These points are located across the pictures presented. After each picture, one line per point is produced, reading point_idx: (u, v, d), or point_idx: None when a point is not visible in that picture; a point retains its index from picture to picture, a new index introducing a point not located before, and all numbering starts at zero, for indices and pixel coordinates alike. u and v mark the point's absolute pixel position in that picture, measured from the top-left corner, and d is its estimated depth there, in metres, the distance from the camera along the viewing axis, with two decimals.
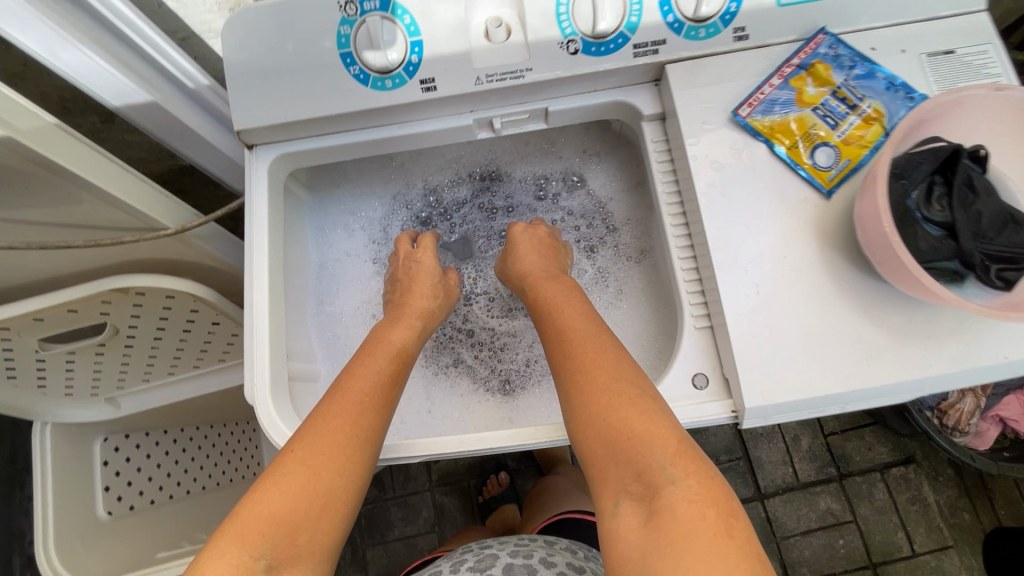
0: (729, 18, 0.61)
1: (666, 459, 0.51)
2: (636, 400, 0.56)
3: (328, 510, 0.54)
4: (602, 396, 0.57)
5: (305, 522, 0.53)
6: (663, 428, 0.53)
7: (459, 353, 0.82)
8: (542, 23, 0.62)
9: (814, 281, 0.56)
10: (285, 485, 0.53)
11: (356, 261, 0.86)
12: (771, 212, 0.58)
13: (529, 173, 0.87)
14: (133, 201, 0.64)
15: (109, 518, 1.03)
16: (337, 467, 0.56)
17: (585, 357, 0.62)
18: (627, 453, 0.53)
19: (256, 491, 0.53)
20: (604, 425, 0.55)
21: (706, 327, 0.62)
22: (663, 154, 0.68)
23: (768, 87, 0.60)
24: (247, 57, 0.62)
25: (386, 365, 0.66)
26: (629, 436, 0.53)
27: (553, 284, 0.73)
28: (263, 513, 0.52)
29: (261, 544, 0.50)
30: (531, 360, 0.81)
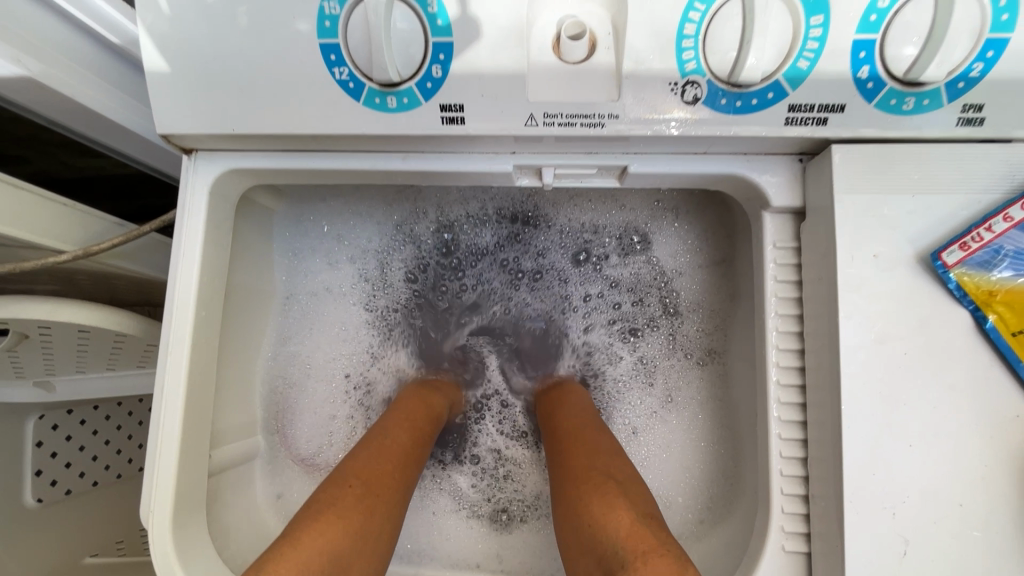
0: (961, 86, 0.36)
1: (618, 541, 0.39)
2: (605, 483, 0.45)
3: (375, 548, 0.45)
4: (575, 480, 0.47)
5: (355, 560, 0.43)
6: (622, 510, 0.42)
7: (448, 474, 0.63)
8: (649, 47, 0.38)
9: (1002, 558, 0.35)
10: (347, 517, 0.43)
11: (340, 302, 0.65)
12: (957, 431, 0.36)
13: (573, 222, 0.66)
14: (3, 223, 0.44)
15: (37, 507, 0.85)
16: (387, 511, 0.47)
17: (574, 441, 0.51)
18: (587, 541, 0.42)
19: (321, 515, 0.43)
20: (572, 512, 0.45)
21: (799, 551, 0.42)
22: (787, 268, 0.45)
23: (1003, 223, 0.36)
24: (180, 28, 0.40)
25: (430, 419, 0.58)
26: (589, 522, 0.42)
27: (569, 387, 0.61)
28: (326, 543, 0.41)
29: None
30: (539, 492, 0.62)
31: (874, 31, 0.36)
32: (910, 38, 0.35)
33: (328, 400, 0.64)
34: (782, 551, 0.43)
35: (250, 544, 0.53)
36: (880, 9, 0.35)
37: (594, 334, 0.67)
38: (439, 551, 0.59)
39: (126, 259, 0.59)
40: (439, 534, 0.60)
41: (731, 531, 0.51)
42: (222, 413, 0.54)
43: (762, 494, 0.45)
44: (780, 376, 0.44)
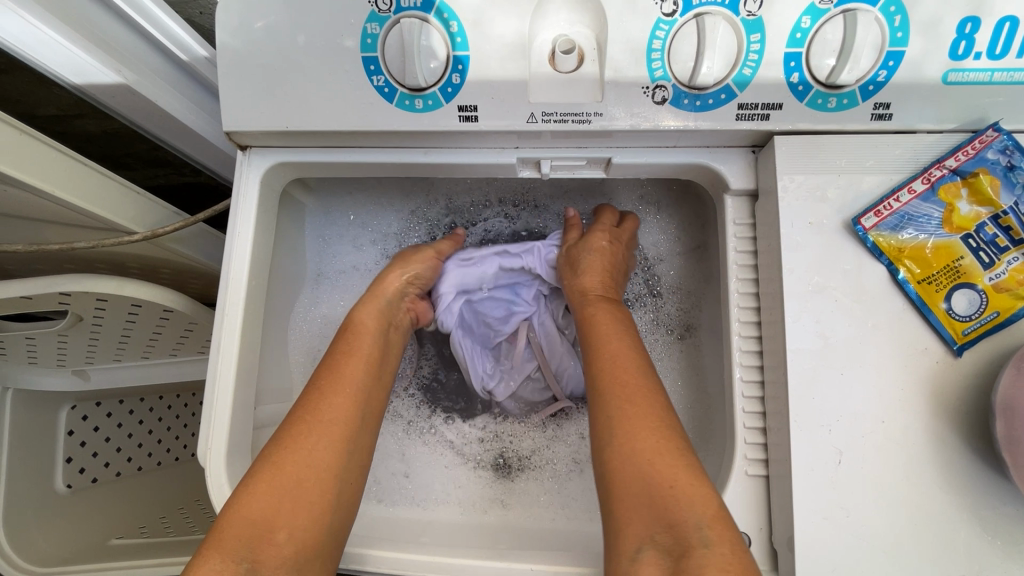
0: (872, 89, 0.46)
1: (701, 520, 0.43)
2: (674, 450, 0.47)
3: (303, 501, 0.48)
4: (650, 438, 0.48)
5: (280, 519, 0.47)
6: (699, 484, 0.45)
7: (450, 439, 0.72)
8: (625, 59, 0.48)
9: (920, 463, 0.44)
10: (257, 487, 0.48)
11: (365, 275, 0.74)
12: (879, 362, 0.45)
13: (569, 209, 0.75)
14: (95, 205, 0.55)
15: (66, 492, 0.88)
16: (302, 462, 0.50)
17: (619, 378, 0.53)
18: (663, 503, 0.45)
19: (237, 493, 0.48)
20: (643, 466, 0.47)
21: (760, 476, 0.50)
22: (745, 241, 0.54)
23: (907, 195, 0.46)
24: (247, 45, 0.50)
25: (361, 349, 0.59)
26: (670, 487, 0.45)
27: (608, 311, 0.60)
28: (242, 517, 0.46)
29: (240, 548, 0.45)
30: (540, 449, 0.71)
31: (799, 46, 0.46)
32: (827, 52, 0.45)
33: None
34: (747, 475, 0.50)
35: None
36: (803, 29, 0.45)
37: None
38: (449, 495, 0.65)
39: (177, 243, 0.67)
40: (450, 487, 0.66)
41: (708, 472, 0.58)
42: (264, 374, 0.62)
43: (730, 432, 0.53)
44: (741, 329, 0.53)
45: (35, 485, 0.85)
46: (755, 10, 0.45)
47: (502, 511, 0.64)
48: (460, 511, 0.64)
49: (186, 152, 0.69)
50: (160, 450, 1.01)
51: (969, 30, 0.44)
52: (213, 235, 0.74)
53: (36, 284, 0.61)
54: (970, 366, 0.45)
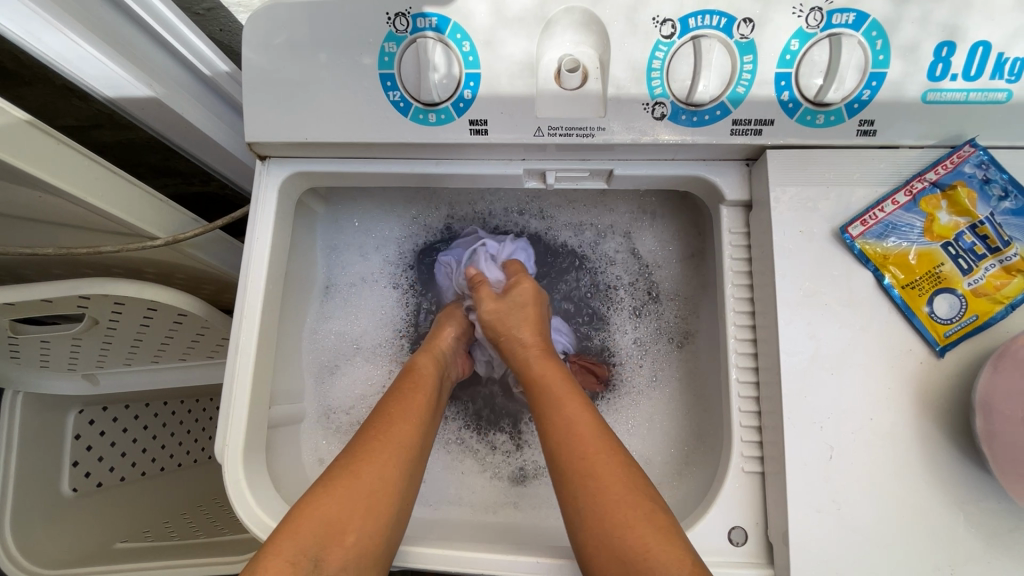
0: (857, 107, 0.49)
1: None
2: (647, 516, 0.47)
3: (373, 511, 0.50)
4: (616, 510, 0.48)
5: (350, 522, 0.48)
6: (670, 546, 0.45)
7: (470, 446, 0.73)
8: (627, 77, 0.51)
9: (906, 459, 0.46)
10: (332, 487, 0.49)
11: (374, 287, 0.77)
12: (867, 363, 0.48)
13: (572, 220, 0.78)
14: (122, 210, 0.57)
15: (72, 495, 0.88)
16: (378, 474, 0.51)
17: (572, 449, 0.53)
18: (637, 573, 0.45)
19: (314, 494, 0.49)
20: (614, 540, 0.47)
21: (756, 472, 0.52)
22: (740, 249, 0.57)
23: (890, 206, 0.50)
24: (271, 62, 0.53)
25: (427, 389, 0.62)
26: (642, 558, 0.45)
27: (555, 366, 0.63)
28: (317, 513, 0.48)
29: (312, 545, 0.46)
30: None
31: (789, 67, 0.49)
32: (815, 72, 0.49)
33: (364, 374, 0.74)
34: (743, 472, 0.52)
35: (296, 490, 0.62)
36: (792, 51, 0.49)
37: (610, 315, 0.77)
38: (460, 499, 0.67)
39: (195, 249, 0.70)
40: (464, 492, 0.68)
41: (706, 473, 0.60)
42: (277, 377, 0.64)
43: (726, 433, 0.55)
44: (737, 333, 0.55)
45: (40, 489, 0.85)
46: (748, 33, 0.49)
47: (514, 514, 0.66)
48: (471, 511, 0.66)
49: (204, 162, 0.72)
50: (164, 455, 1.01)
51: (945, 53, 0.48)
52: (227, 242, 0.76)
53: (57, 287, 0.63)
54: (952, 366, 0.47)
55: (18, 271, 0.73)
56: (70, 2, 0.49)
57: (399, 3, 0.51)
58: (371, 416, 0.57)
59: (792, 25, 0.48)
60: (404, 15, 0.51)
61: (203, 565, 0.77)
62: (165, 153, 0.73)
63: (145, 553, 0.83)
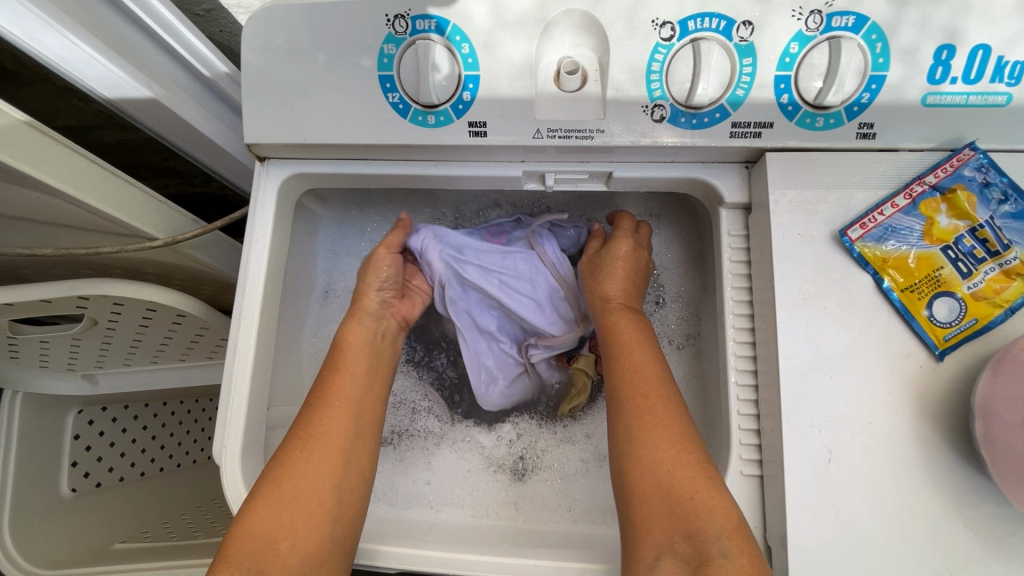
0: (856, 110, 0.49)
1: (720, 530, 0.45)
2: (692, 461, 0.49)
3: (303, 514, 0.50)
4: (669, 449, 0.49)
5: (281, 532, 0.49)
6: (715, 494, 0.47)
7: (474, 443, 0.73)
8: (626, 79, 0.51)
9: (905, 463, 0.46)
10: (259, 501, 0.50)
11: None
12: (866, 366, 0.48)
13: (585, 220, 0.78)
14: (120, 211, 0.57)
15: (71, 496, 0.88)
16: (301, 476, 0.52)
17: (636, 386, 0.54)
18: (681, 512, 0.46)
19: (242, 512, 0.50)
20: (662, 477, 0.48)
21: (754, 476, 0.52)
22: (739, 251, 0.56)
23: (890, 209, 0.49)
24: (271, 63, 0.53)
25: (354, 367, 0.60)
26: (688, 498, 0.47)
27: (630, 318, 0.61)
28: (247, 532, 0.48)
29: (247, 561, 0.47)
30: (558, 443, 0.73)
31: (789, 69, 0.49)
32: (815, 75, 0.49)
33: None
34: (742, 475, 0.52)
35: None
36: (792, 54, 0.49)
37: None
38: (461, 500, 0.67)
39: (194, 250, 0.70)
40: (465, 493, 0.68)
41: None
42: (276, 378, 0.64)
43: (725, 435, 0.55)
44: (736, 335, 0.55)
45: (39, 489, 0.84)
46: (747, 36, 0.49)
47: (514, 515, 0.65)
48: (473, 514, 0.65)
49: (204, 162, 0.72)
50: (162, 455, 1.01)
51: (945, 57, 0.47)
52: (226, 243, 0.76)
53: (57, 288, 0.63)
54: (952, 369, 0.47)
55: (17, 271, 0.73)
56: (70, 3, 0.49)
57: (398, 5, 0.51)
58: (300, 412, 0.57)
59: (791, 28, 0.48)
60: (403, 17, 0.51)
61: (201, 565, 0.77)
62: (164, 153, 0.73)
63: (144, 553, 0.83)
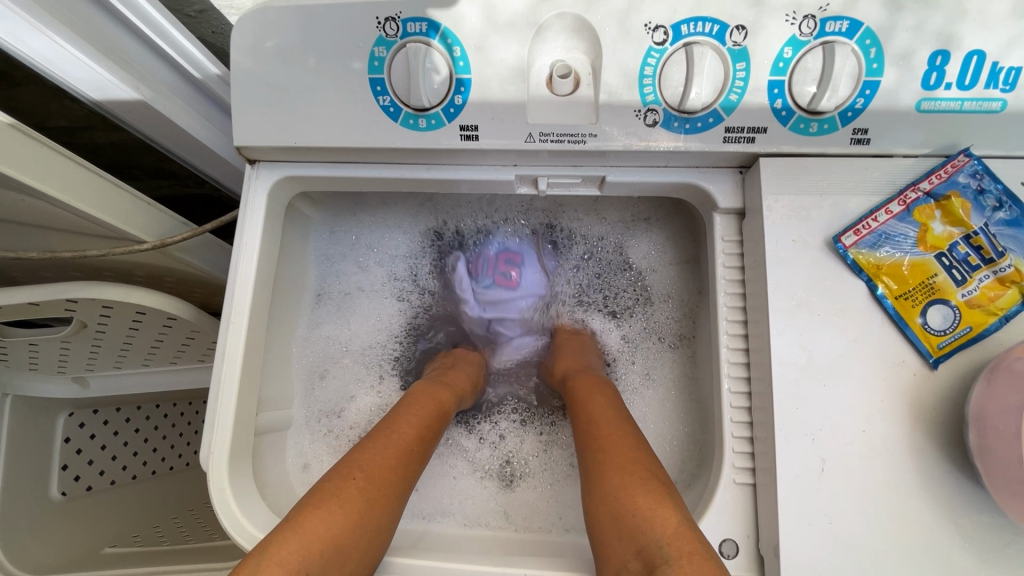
0: (850, 115, 0.49)
1: (665, 538, 0.43)
2: (640, 483, 0.48)
3: (373, 543, 0.49)
4: (616, 473, 0.50)
5: (355, 550, 0.47)
6: (662, 506, 0.46)
7: (461, 448, 0.74)
8: (619, 83, 0.50)
9: (899, 473, 0.46)
10: (347, 506, 0.48)
11: (373, 296, 0.79)
12: (860, 374, 0.47)
13: (575, 227, 0.79)
14: (108, 214, 0.57)
15: (62, 499, 0.86)
16: (387, 506, 0.51)
17: (592, 437, 0.56)
18: (628, 528, 0.45)
19: (314, 509, 0.47)
20: (611, 500, 0.48)
21: (747, 484, 0.51)
22: (732, 257, 0.56)
23: (884, 215, 0.49)
24: (260, 65, 0.52)
25: (433, 411, 0.63)
26: (634, 514, 0.46)
27: (591, 377, 0.66)
28: (327, 531, 0.46)
29: (318, 563, 0.45)
30: (542, 450, 0.73)
31: (782, 74, 0.49)
32: (809, 80, 0.48)
33: (354, 380, 0.75)
34: (735, 483, 0.52)
35: (283, 499, 0.61)
36: (786, 58, 0.48)
37: (594, 318, 0.80)
38: (452, 508, 0.67)
39: (185, 252, 0.69)
40: (454, 500, 0.68)
41: (700, 483, 0.59)
42: (266, 383, 0.63)
43: (718, 443, 0.54)
44: (730, 342, 0.55)
45: (28, 492, 0.83)
46: (740, 40, 0.48)
47: (504, 524, 0.65)
48: (464, 523, 0.65)
49: (195, 165, 0.71)
50: (154, 459, 1.00)
51: (940, 62, 0.47)
52: (218, 245, 0.76)
53: (45, 290, 0.63)
54: (946, 378, 0.47)
55: (7, 274, 0.72)
56: (55, 4, 0.48)
57: (389, 7, 0.50)
58: (379, 432, 0.58)
59: (785, 33, 0.48)
60: (394, 20, 0.51)
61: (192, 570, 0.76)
62: (157, 155, 0.73)
63: (134, 558, 0.81)
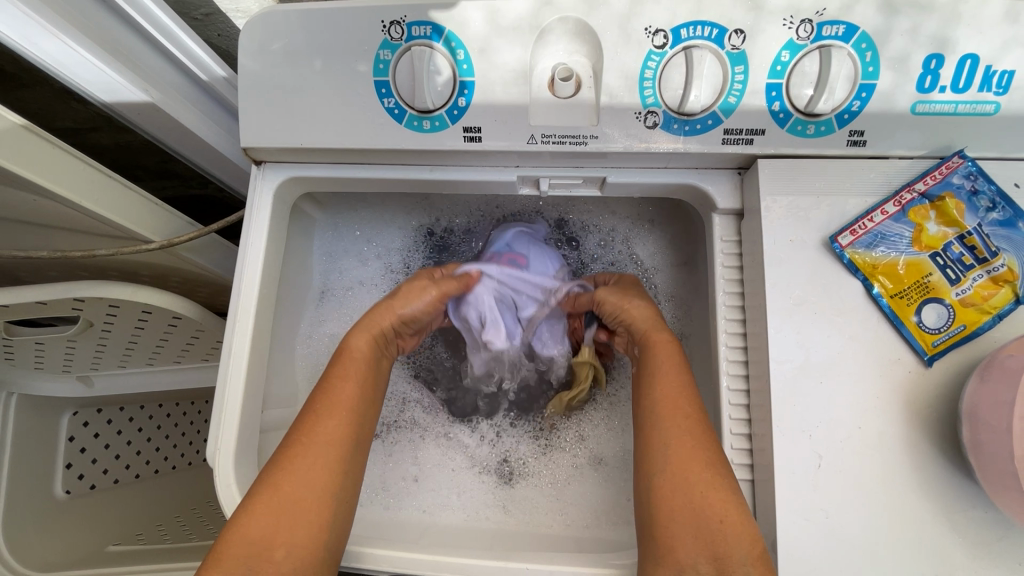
0: (847, 117, 0.50)
1: (749, 555, 0.45)
2: (723, 483, 0.48)
3: (303, 519, 0.50)
4: (698, 468, 0.49)
5: (278, 536, 0.49)
6: (742, 514, 0.47)
7: (461, 443, 0.74)
8: (619, 86, 0.51)
9: (895, 469, 0.47)
10: (255, 505, 0.49)
11: (370, 291, 0.78)
12: (856, 371, 0.48)
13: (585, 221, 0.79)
14: (116, 213, 0.57)
15: (65, 498, 0.87)
16: (301, 480, 0.51)
17: (671, 414, 0.53)
18: (710, 532, 0.47)
19: (237, 514, 0.49)
20: (689, 496, 0.48)
21: (746, 480, 0.52)
22: (731, 256, 0.57)
23: (879, 216, 0.50)
24: (267, 68, 0.53)
25: (354, 369, 0.60)
26: (720, 520, 0.47)
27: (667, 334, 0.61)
28: (244, 537, 0.48)
29: (241, 566, 0.47)
30: (541, 449, 0.73)
31: (780, 77, 0.50)
32: (806, 83, 0.49)
33: None
34: (734, 479, 0.52)
35: None
36: (783, 62, 0.49)
37: None
38: (453, 503, 0.67)
39: (190, 252, 0.70)
40: (453, 493, 0.68)
41: None
42: (271, 381, 0.64)
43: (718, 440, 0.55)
44: (729, 340, 0.55)
45: (33, 490, 0.84)
46: (739, 44, 0.49)
47: (504, 519, 0.66)
48: (465, 515, 0.66)
49: (201, 166, 0.72)
50: (157, 457, 1.00)
51: (934, 66, 0.48)
52: (223, 245, 0.76)
53: (52, 290, 0.64)
54: (941, 376, 0.48)
55: (14, 273, 0.73)
56: (66, 8, 0.49)
57: (394, 11, 0.51)
58: (298, 416, 0.56)
59: (782, 37, 0.49)
60: (399, 24, 0.52)
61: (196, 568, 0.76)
62: (163, 155, 0.73)
63: (139, 555, 0.82)
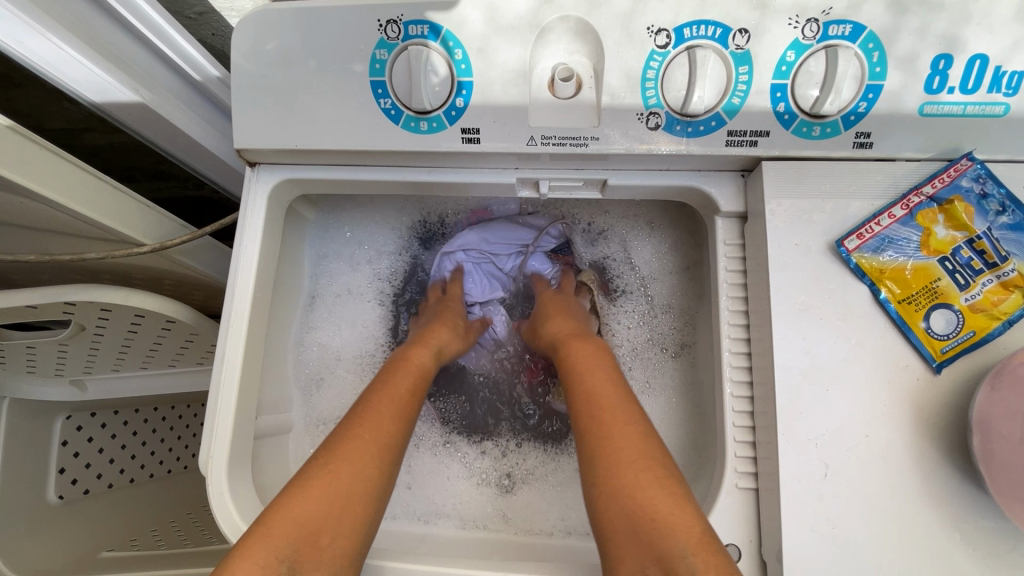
0: (853, 119, 0.49)
1: (689, 546, 0.42)
2: (662, 483, 0.47)
3: (351, 512, 0.48)
4: (626, 471, 0.48)
5: (328, 524, 0.47)
6: (682, 510, 0.45)
7: (460, 452, 0.73)
8: (621, 86, 0.50)
9: (903, 478, 0.45)
10: (308, 488, 0.48)
11: (357, 299, 0.78)
12: (863, 377, 0.47)
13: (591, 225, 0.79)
14: (106, 216, 0.56)
15: (58, 503, 0.85)
16: (356, 473, 0.50)
17: (597, 416, 0.54)
18: (648, 533, 0.44)
19: (290, 493, 0.47)
20: (623, 500, 0.47)
21: (750, 489, 0.51)
22: (734, 260, 0.56)
23: (887, 219, 0.49)
24: (261, 67, 0.52)
25: (411, 378, 0.62)
26: (653, 518, 0.44)
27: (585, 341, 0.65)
28: (293, 514, 0.46)
29: (287, 546, 0.44)
30: (543, 461, 0.72)
31: (785, 78, 0.48)
32: (812, 83, 0.48)
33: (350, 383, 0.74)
34: (737, 488, 0.51)
35: None
36: (788, 62, 0.48)
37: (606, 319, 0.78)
38: (451, 511, 0.66)
39: (183, 256, 0.69)
40: (450, 500, 0.67)
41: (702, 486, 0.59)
42: (265, 387, 0.63)
43: (720, 448, 0.54)
44: (732, 345, 0.54)
45: (25, 496, 0.82)
46: (743, 43, 0.48)
47: (504, 526, 0.65)
48: (461, 525, 0.65)
49: (194, 167, 0.71)
50: (152, 462, 0.99)
51: (942, 66, 0.47)
52: (217, 248, 0.75)
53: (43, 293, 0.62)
54: (950, 383, 0.47)
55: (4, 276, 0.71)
56: (54, 5, 0.48)
57: (390, 10, 0.50)
58: (355, 411, 0.56)
59: (788, 36, 0.48)
60: (396, 22, 0.50)
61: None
62: (156, 157, 0.72)
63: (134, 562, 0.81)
